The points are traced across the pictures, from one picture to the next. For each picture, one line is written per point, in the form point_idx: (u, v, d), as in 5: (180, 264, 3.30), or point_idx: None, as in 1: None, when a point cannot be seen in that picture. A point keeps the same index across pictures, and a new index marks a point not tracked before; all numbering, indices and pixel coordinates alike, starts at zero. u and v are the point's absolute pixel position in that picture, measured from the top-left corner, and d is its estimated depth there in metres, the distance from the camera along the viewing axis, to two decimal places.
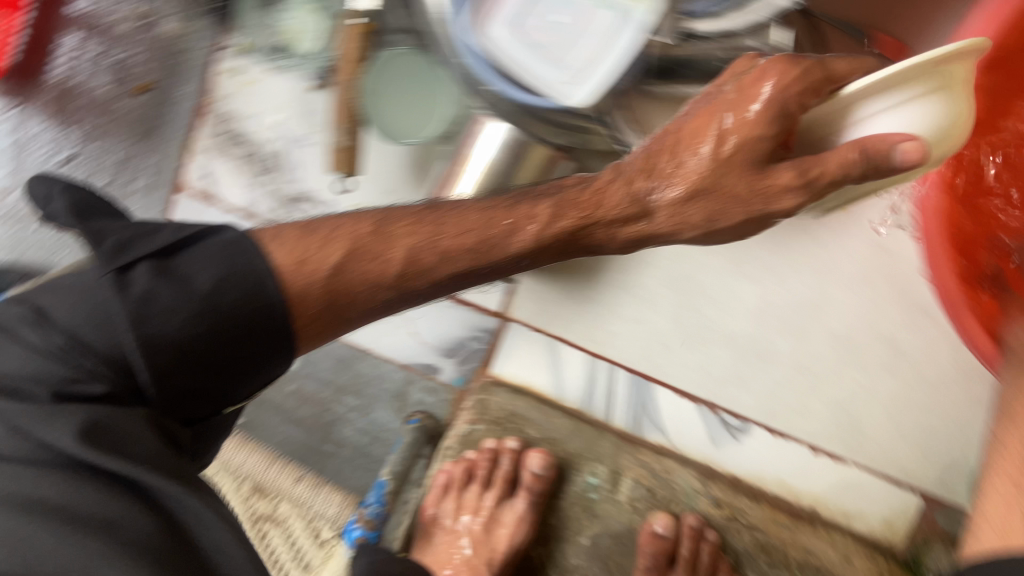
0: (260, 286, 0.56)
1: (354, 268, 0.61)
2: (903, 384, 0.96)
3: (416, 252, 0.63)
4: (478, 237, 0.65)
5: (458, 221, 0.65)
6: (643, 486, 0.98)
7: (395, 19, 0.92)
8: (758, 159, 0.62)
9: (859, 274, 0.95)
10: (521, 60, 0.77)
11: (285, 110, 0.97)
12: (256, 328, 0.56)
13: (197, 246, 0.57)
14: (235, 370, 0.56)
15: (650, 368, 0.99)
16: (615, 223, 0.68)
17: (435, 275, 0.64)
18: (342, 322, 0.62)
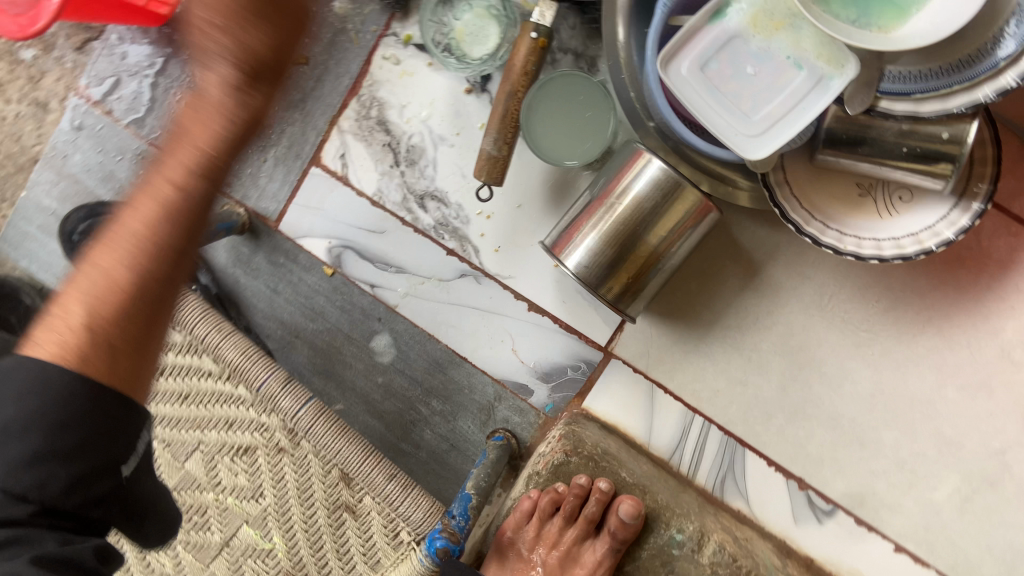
0: (47, 377, 0.58)
1: (103, 305, 0.61)
2: (1004, 501, 0.93)
3: (145, 226, 0.63)
4: (165, 198, 0.63)
5: (185, 142, 0.63)
6: (726, 552, 0.88)
7: (569, 39, 0.95)
8: (226, 87, 0.59)
9: (979, 381, 0.92)
10: (707, 103, 0.77)
11: (435, 108, 0.98)
12: (88, 394, 0.59)
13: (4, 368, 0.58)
14: (110, 415, 0.60)
15: (746, 432, 0.97)
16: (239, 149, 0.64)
17: (169, 232, 0.63)
18: (151, 318, 0.64)
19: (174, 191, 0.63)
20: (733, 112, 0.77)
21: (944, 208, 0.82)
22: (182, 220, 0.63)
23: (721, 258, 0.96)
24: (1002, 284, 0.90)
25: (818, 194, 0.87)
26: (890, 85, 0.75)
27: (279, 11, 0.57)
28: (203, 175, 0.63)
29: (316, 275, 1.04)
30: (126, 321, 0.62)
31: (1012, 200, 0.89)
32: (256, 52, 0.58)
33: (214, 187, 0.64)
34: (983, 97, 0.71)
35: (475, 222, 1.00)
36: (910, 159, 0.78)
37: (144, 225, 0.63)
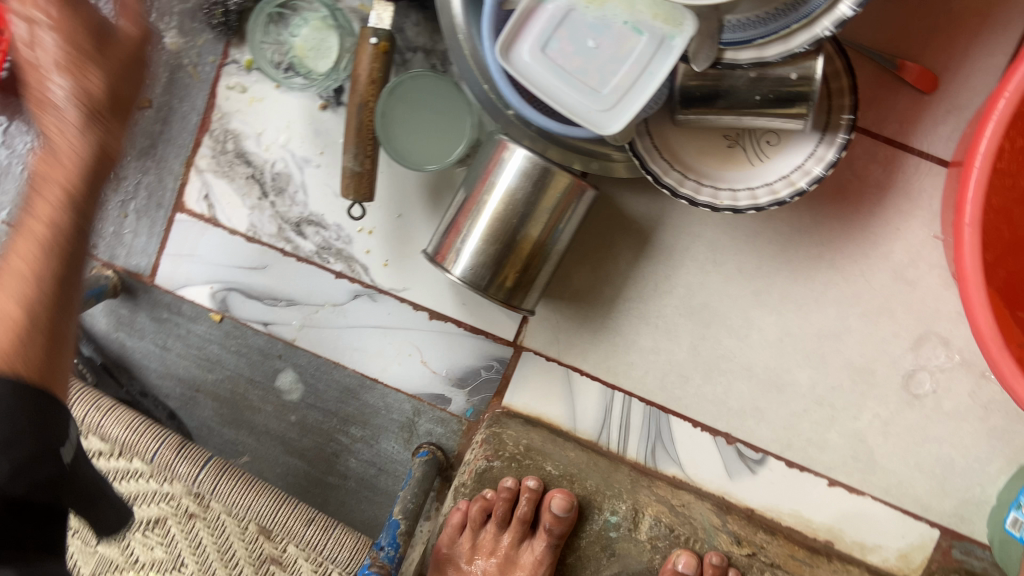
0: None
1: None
2: (923, 417, 0.94)
3: (25, 264, 0.58)
4: (42, 235, 0.58)
5: (48, 171, 0.59)
6: (663, 524, 0.89)
7: (415, 37, 0.92)
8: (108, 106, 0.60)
9: (878, 305, 0.92)
10: (555, 84, 0.74)
11: (293, 131, 0.94)
12: (16, 397, 0.54)
13: None
14: (33, 410, 0.55)
15: (665, 399, 0.97)
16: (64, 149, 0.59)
17: (43, 262, 0.58)
18: (54, 345, 0.58)
19: (47, 226, 0.58)
20: (582, 90, 0.74)
21: (811, 145, 0.83)
22: (71, 257, 0.59)
23: (611, 231, 0.94)
24: (884, 208, 0.91)
25: (688, 153, 0.86)
26: (732, 35, 0.75)
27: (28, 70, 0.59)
28: (70, 201, 0.59)
29: (204, 324, 1.00)
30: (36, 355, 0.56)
31: (876, 124, 0.89)
32: (92, 97, 0.59)
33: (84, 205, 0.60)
34: (822, 32, 0.70)
35: (358, 239, 0.96)
36: (766, 105, 0.78)
37: (26, 262, 0.58)
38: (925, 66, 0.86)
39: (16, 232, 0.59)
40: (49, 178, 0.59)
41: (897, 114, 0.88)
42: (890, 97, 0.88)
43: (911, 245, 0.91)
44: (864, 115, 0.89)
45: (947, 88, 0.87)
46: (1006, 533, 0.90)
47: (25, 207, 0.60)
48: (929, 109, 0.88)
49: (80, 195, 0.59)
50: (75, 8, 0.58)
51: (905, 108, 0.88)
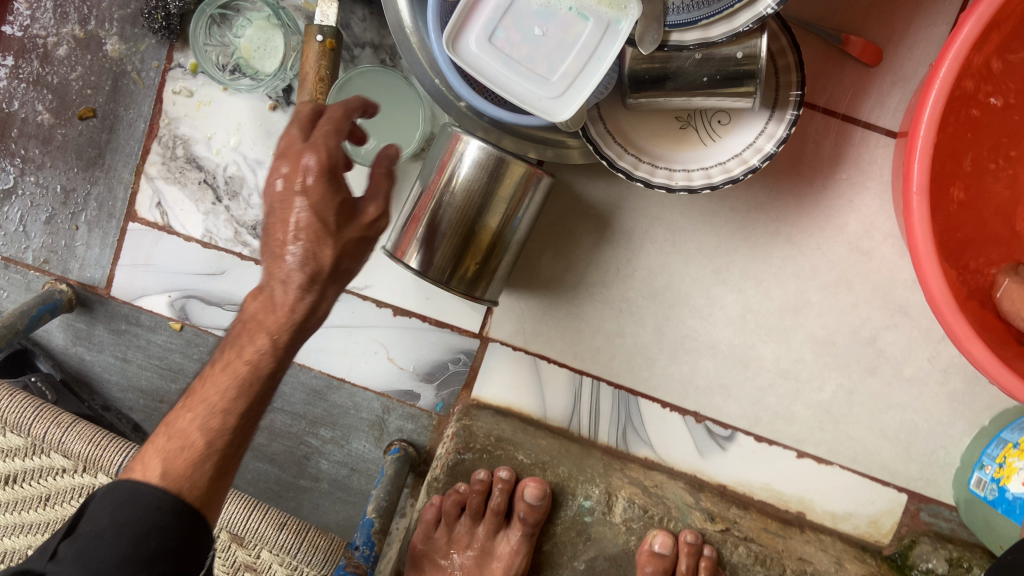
0: (137, 494, 0.60)
1: (176, 465, 0.61)
2: (885, 384, 0.96)
3: (221, 398, 0.63)
4: (242, 372, 0.63)
5: (260, 321, 0.64)
6: (637, 505, 0.90)
7: (362, 32, 0.91)
8: (319, 279, 0.62)
9: (836, 277, 0.94)
10: (504, 74, 0.74)
11: (243, 133, 0.94)
12: (172, 519, 0.59)
13: (99, 499, 0.61)
14: (185, 532, 0.60)
15: (634, 382, 0.97)
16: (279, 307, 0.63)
17: (235, 404, 0.63)
18: (219, 476, 0.63)
19: (248, 367, 0.63)
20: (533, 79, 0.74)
21: (762, 122, 0.84)
22: (257, 395, 0.64)
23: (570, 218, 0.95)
24: (836, 180, 0.92)
25: (641, 136, 0.87)
26: (676, 17, 0.75)
27: (353, 241, 0.63)
28: (273, 353, 0.64)
29: (164, 333, 0.99)
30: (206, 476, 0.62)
31: (825, 98, 0.90)
32: (320, 263, 0.61)
33: (281, 358, 0.64)
34: (764, 10, 0.73)
35: None
36: (715, 85, 0.78)
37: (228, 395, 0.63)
38: (870, 38, 0.88)
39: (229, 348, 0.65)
40: (259, 320, 0.64)
41: (844, 87, 0.89)
42: (837, 71, 0.89)
43: (865, 216, 0.92)
44: (813, 90, 0.90)
45: (891, 59, 0.88)
46: (971, 493, 0.92)
47: (237, 334, 0.65)
48: (875, 81, 0.89)
49: (283, 343, 0.64)
50: (334, 186, 0.61)
51: (852, 82, 0.89)
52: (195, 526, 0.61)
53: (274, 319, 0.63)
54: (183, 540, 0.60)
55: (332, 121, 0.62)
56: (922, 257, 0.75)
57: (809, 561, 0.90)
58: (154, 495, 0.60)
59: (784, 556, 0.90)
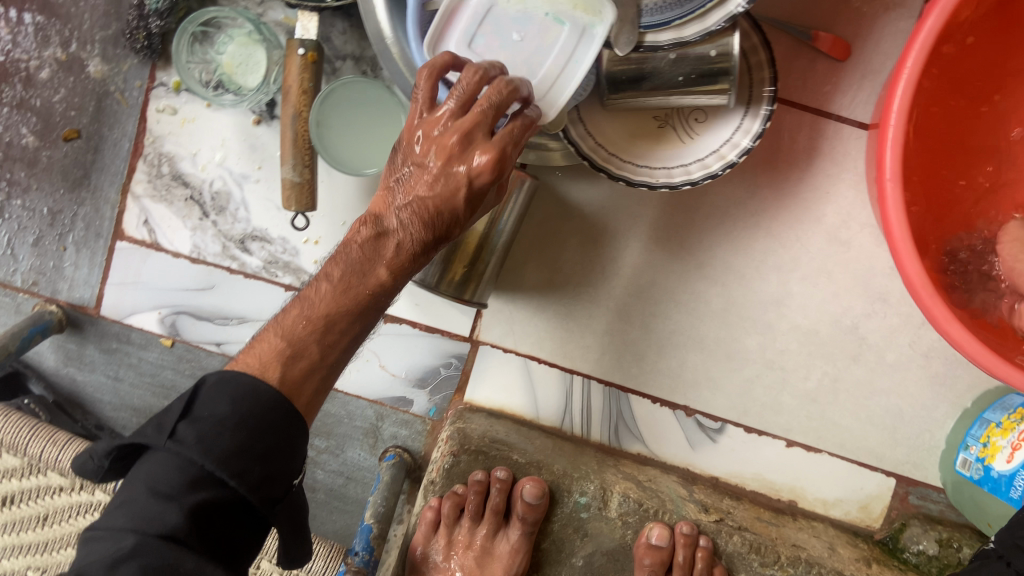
0: (255, 390, 0.60)
1: (291, 371, 0.62)
2: (869, 370, 0.98)
3: (329, 319, 0.64)
4: (354, 293, 0.66)
5: (372, 262, 0.66)
6: (632, 499, 0.91)
7: (342, 44, 0.93)
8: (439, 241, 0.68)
9: (816, 267, 0.96)
10: None
11: (228, 148, 0.95)
12: (284, 418, 0.60)
13: (216, 385, 0.60)
14: (285, 433, 0.60)
15: (624, 378, 0.99)
16: (397, 257, 0.67)
17: (348, 320, 0.65)
18: (320, 390, 0.65)
19: (365, 293, 0.66)
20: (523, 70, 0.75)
21: (737, 119, 0.86)
22: (358, 329, 0.67)
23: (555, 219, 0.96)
24: (812, 173, 0.94)
25: (621, 137, 0.88)
26: (650, 19, 0.77)
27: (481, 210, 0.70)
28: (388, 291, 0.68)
29: (156, 350, 1.00)
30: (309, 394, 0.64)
31: (799, 94, 0.92)
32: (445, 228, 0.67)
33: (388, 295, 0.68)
34: (734, 9, 0.75)
35: (305, 250, 0.96)
36: (690, 84, 0.80)
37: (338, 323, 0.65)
38: (838, 34, 0.90)
39: (340, 273, 0.66)
40: (371, 258, 0.67)
41: (816, 81, 0.92)
42: (808, 67, 0.91)
43: (842, 207, 0.94)
44: (786, 86, 0.92)
45: (859, 54, 0.91)
46: (958, 475, 0.94)
47: (349, 258, 0.67)
48: (845, 75, 0.91)
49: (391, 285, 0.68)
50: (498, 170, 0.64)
51: (823, 77, 0.91)
52: (297, 434, 0.61)
53: (387, 258, 0.67)
54: (287, 445, 0.60)
55: (490, 102, 0.62)
56: (898, 240, 0.76)
57: (803, 547, 0.91)
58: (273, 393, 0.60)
59: (778, 543, 0.91)
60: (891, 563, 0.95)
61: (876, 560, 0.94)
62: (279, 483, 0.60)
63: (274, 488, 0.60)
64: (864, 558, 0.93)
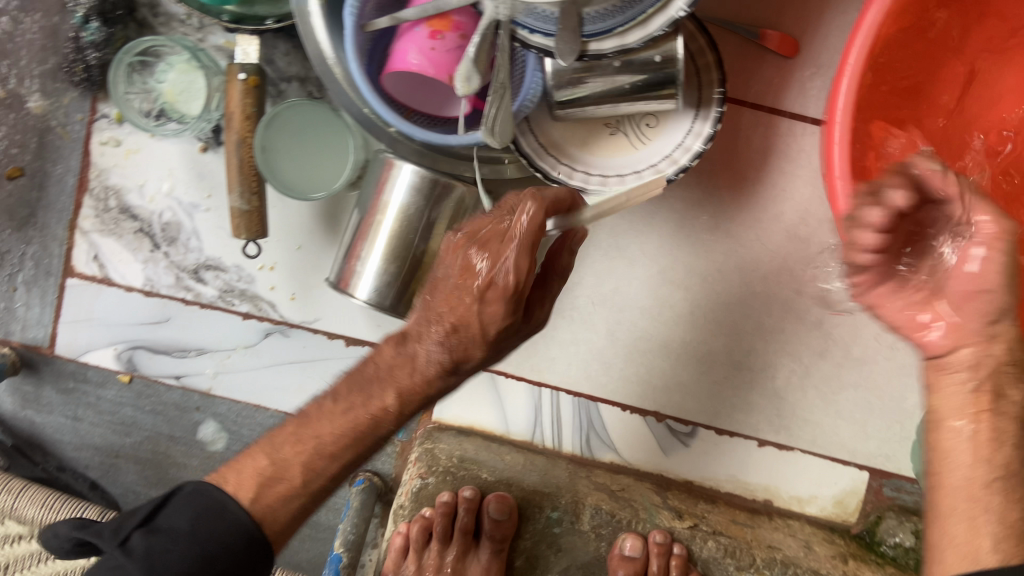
0: (224, 508, 0.66)
1: (268, 495, 0.68)
2: (837, 365, 0.97)
3: (334, 435, 0.68)
4: (357, 417, 0.68)
5: (390, 382, 0.67)
6: (604, 511, 0.94)
7: (286, 65, 0.91)
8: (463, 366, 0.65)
9: (777, 266, 0.95)
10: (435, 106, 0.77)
11: (175, 177, 0.93)
12: (244, 543, 0.66)
13: (183, 498, 0.67)
14: (247, 555, 0.66)
15: (592, 388, 0.98)
16: (417, 375, 0.65)
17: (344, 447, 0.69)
18: (308, 504, 0.70)
19: (371, 416, 0.68)
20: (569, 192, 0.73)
21: (688, 121, 0.85)
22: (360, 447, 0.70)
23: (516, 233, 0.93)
24: (768, 171, 0.94)
25: (574, 146, 0.88)
26: (592, 26, 0.75)
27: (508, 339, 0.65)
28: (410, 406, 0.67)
29: (114, 387, 0.98)
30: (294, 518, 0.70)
31: (752, 93, 0.92)
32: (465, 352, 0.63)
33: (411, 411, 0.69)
34: (676, 12, 0.74)
35: (260, 277, 0.94)
36: (636, 91, 0.80)
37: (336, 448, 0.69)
38: (785, 30, 0.90)
39: (346, 392, 0.69)
40: (394, 372, 0.66)
41: (767, 78, 0.91)
42: (758, 65, 0.91)
43: (800, 204, 0.94)
44: (737, 85, 0.92)
45: (807, 49, 0.90)
46: None
47: (364, 378, 0.69)
48: (795, 71, 0.91)
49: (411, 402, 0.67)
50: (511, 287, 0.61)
51: (773, 74, 0.91)
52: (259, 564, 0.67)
53: (400, 382, 0.67)
54: (244, 566, 0.66)
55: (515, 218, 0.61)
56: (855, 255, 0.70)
57: (779, 548, 0.93)
58: (237, 518, 0.66)
59: (753, 546, 0.93)
60: (868, 557, 0.97)
61: (852, 556, 0.94)
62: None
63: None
64: (840, 554, 0.93)
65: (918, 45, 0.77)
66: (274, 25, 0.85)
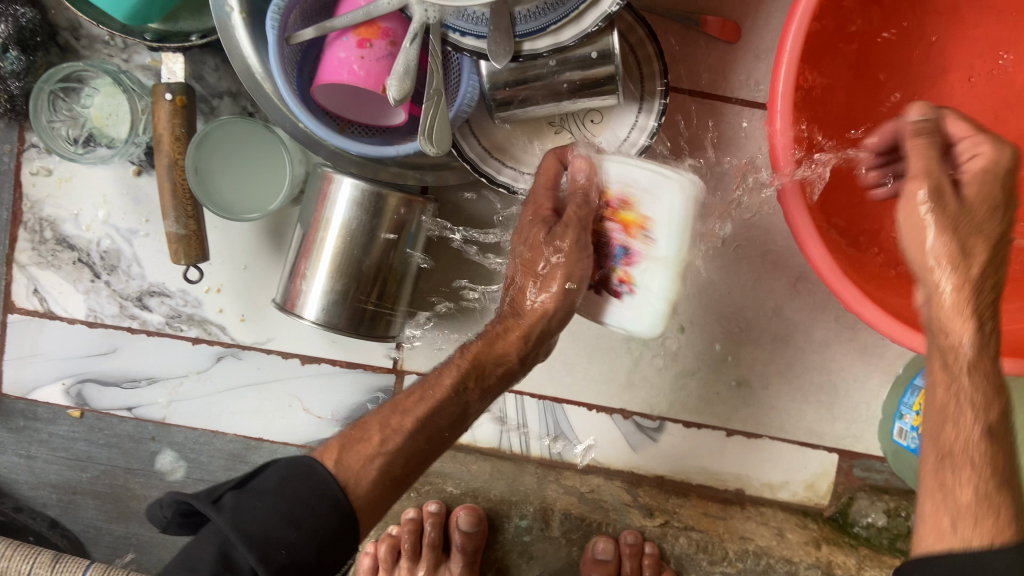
0: (310, 468, 0.70)
1: (351, 459, 0.71)
2: (799, 350, 0.96)
3: (416, 421, 0.73)
4: (434, 394, 0.75)
5: (468, 362, 0.77)
6: (574, 515, 0.95)
7: (217, 81, 0.88)
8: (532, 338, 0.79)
9: (733, 254, 0.94)
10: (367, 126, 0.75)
11: (111, 204, 0.90)
12: (335, 502, 0.68)
13: (269, 466, 0.70)
14: (343, 512, 0.68)
15: (557, 390, 0.96)
16: (492, 349, 0.78)
17: (418, 427, 0.74)
18: (384, 486, 0.72)
19: (440, 393, 0.75)
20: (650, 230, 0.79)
21: (632, 116, 0.84)
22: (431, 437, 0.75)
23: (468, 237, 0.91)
24: (718, 159, 0.92)
25: (519, 147, 0.85)
26: (524, 25, 0.73)
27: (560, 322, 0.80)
28: (470, 402, 0.77)
29: (65, 423, 0.95)
30: (382, 496, 0.72)
31: (700, 81, 0.90)
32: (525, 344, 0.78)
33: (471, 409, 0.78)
34: (609, 7, 0.72)
35: (207, 300, 0.91)
36: (576, 91, 0.78)
37: (416, 423, 0.74)
38: (725, 15, 0.88)
39: (417, 388, 0.76)
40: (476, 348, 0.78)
41: (710, 65, 0.90)
42: (699, 53, 0.89)
43: None
44: (681, 74, 0.90)
45: (749, 33, 0.89)
46: (896, 444, 0.93)
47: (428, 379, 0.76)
48: (738, 56, 0.89)
49: (477, 394, 0.78)
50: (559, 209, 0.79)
51: (716, 61, 0.89)
52: (349, 542, 0.68)
53: (477, 358, 0.78)
54: (342, 528, 0.69)
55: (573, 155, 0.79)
56: (839, 288, 0.70)
57: (751, 538, 0.93)
58: (323, 478, 0.69)
59: (725, 538, 0.93)
60: (842, 540, 0.97)
61: (826, 541, 0.95)
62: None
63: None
64: (813, 540, 0.94)
65: (844, 40, 0.77)
66: (199, 41, 0.82)
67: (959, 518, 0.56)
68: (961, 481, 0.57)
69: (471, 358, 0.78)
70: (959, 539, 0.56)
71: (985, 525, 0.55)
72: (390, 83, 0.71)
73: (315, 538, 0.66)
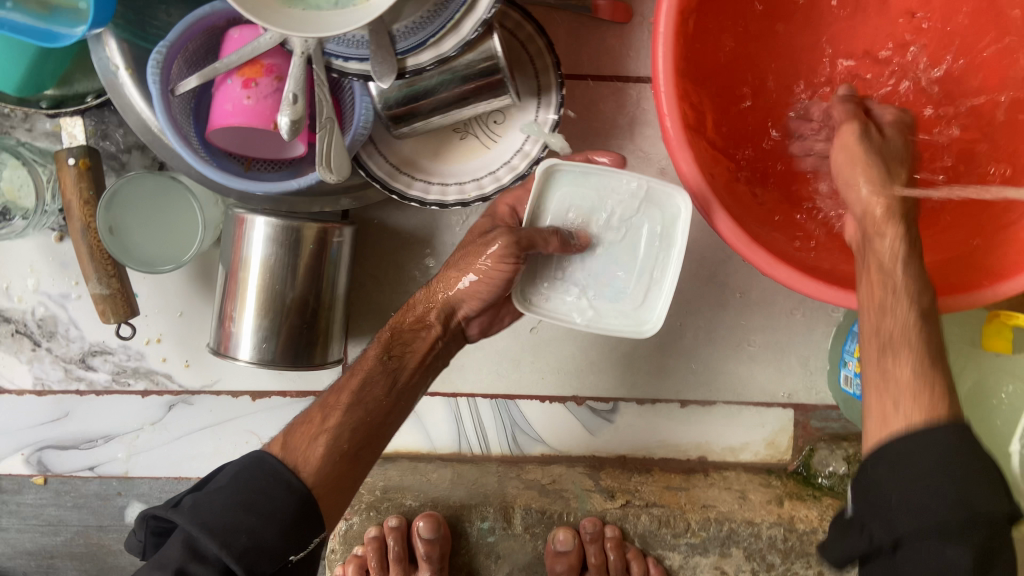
0: (263, 458, 0.72)
1: (297, 442, 0.74)
2: (740, 314, 0.96)
3: (350, 400, 0.76)
4: (370, 369, 0.78)
5: (387, 341, 0.80)
6: (536, 509, 0.96)
7: (123, 135, 0.88)
8: (448, 315, 0.81)
9: None
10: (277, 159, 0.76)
11: (39, 272, 0.89)
12: (287, 490, 0.70)
13: (223, 467, 0.73)
14: (300, 501, 0.70)
15: (507, 388, 0.97)
16: (413, 323, 0.80)
17: (356, 407, 0.76)
18: (338, 465, 0.74)
19: (370, 367, 0.78)
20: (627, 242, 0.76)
21: (533, 112, 0.85)
22: (378, 413, 0.77)
23: (408, 250, 0.92)
24: (634, 138, 0.92)
25: (428, 159, 0.86)
26: (404, 42, 0.73)
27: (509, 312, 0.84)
28: (409, 379, 0.80)
29: (32, 490, 0.97)
30: (336, 475, 0.73)
31: (605, 67, 0.90)
32: (431, 323, 0.81)
33: (413, 387, 0.81)
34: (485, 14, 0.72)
35: (149, 351, 0.92)
36: (468, 95, 0.79)
37: (353, 400, 0.76)
38: None
39: (348, 377, 0.78)
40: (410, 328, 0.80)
41: (608, 49, 0.90)
42: (594, 38, 0.90)
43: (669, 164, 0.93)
44: (582, 59, 0.90)
45: (641, 12, 0.89)
46: (846, 394, 0.93)
47: (359, 365, 0.79)
48: (635, 36, 0.90)
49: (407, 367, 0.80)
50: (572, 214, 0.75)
51: (613, 42, 0.90)
52: (312, 525, 0.71)
53: (395, 334, 0.80)
54: (306, 516, 0.70)
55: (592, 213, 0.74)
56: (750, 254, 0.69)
57: (713, 505, 0.95)
58: (275, 465, 0.71)
59: (687, 509, 0.95)
60: (806, 494, 0.98)
61: (789, 496, 0.97)
62: (269, 563, 0.67)
63: (263, 563, 0.67)
64: (776, 497, 0.96)
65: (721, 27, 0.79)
66: (96, 101, 0.83)
67: (901, 401, 0.58)
68: (902, 366, 0.59)
69: (389, 332, 0.81)
70: (901, 419, 0.57)
71: (925, 399, 0.57)
72: (282, 110, 0.71)
73: (274, 525, 0.68)
